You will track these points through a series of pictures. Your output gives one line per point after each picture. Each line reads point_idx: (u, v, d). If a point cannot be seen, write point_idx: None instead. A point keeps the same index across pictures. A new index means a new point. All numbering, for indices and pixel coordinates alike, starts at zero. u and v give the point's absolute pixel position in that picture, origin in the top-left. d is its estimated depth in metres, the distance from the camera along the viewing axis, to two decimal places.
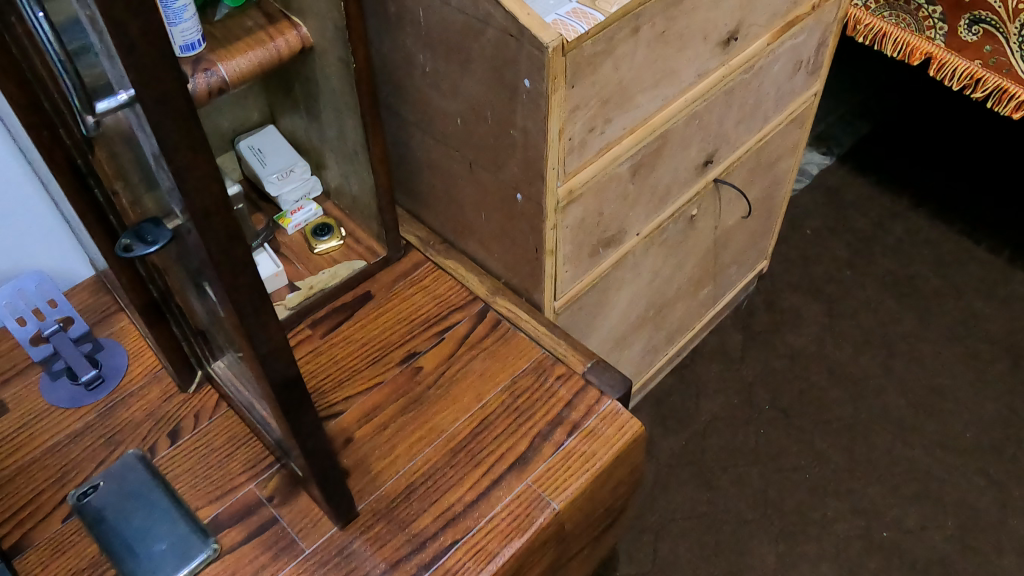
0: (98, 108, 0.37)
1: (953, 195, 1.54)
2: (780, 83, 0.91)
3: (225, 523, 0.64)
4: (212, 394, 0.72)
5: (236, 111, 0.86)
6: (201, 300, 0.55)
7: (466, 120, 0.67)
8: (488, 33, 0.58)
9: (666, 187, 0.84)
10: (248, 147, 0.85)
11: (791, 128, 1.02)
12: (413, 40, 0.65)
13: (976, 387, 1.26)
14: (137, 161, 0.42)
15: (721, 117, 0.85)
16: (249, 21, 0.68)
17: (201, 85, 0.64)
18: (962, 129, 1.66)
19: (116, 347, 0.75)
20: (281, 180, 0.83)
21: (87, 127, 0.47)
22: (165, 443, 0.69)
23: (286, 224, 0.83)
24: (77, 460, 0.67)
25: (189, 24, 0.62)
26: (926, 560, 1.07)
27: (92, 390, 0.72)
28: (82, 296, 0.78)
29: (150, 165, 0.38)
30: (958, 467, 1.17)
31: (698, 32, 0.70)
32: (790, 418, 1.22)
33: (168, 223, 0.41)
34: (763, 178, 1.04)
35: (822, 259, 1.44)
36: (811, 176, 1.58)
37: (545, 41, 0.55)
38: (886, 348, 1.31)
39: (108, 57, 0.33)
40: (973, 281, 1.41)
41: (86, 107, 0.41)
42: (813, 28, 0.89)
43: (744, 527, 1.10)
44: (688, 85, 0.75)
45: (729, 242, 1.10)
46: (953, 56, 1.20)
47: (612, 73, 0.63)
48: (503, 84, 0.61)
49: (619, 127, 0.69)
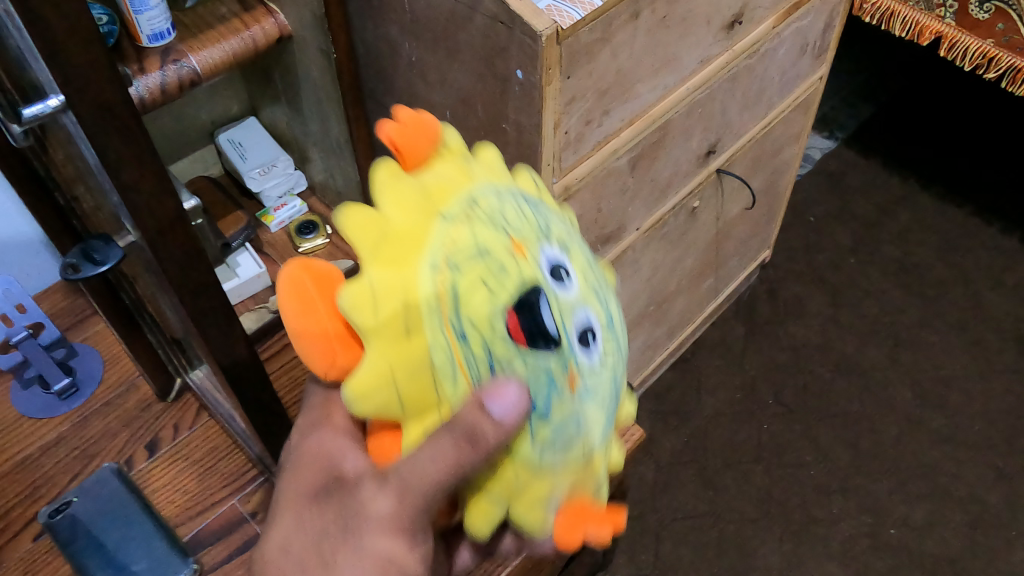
0: (26, 116, 0.34)
1: (960, 180, 1.50)
2: (785, 67, 0.87)
3: (206, 540, 0.61)
4: (193, 403, 0.68)
5: (215, 103, 0.82)
6: (166, 311, 0.52)
7: (455, 112, 0.63)
8: (477, 21, 0.54)
9: (667, 179, 0.80)
10: (227, 140, 0.82)
11: (795, 114, 0.98)
12: (397, 27, 0.61)
13: (984, 378, 1.23)
14: (83, 172, 0.39)
15: (724, 105, 0.81)
16: (222, 9, 0.64)
17: (171, 78, 0.59)
18: (969, 109, 1.62)
19: (91, 353, 0.71)
20: (264, 175, 0.80)
21: (16, 138, 0.43)
22: (143, 455, 0.65)
23: (269, 222, 0.79)
24: (49, 474, 0.64)
25: (157, 12, 0.58)
26: (935, 557, 1.05)
27: (66, 399, 0.68)
28: (55, 300, 0.75)
29: (95, 173, 0.35)
30: (966, 460, 1.14)
31: (701, 16, 0.66)
32: (794, 412, 1.19)
33: (118, 241, 0.40)
34: (766, 166, 1.00)
35: (826, 246, 1.40)
36: (813, 161, 1.54)
37: (538, 29, 0.50)
38: (892, 338, 1.28)
39: (34, 58, 0.29)
40: (981, 268, 1.37)
41: (13, 116, 0.37)
42: (820, 9, 0.85)
43: (748, 526, 1.08)
44: (691, 72, 0.71)
45: (732, 233, 1.06)
46: (964, 36, 1.16)
47: (610, 62, 0.59)
48: (494, 75, 0.57)
49: (617, 118, 0.65)
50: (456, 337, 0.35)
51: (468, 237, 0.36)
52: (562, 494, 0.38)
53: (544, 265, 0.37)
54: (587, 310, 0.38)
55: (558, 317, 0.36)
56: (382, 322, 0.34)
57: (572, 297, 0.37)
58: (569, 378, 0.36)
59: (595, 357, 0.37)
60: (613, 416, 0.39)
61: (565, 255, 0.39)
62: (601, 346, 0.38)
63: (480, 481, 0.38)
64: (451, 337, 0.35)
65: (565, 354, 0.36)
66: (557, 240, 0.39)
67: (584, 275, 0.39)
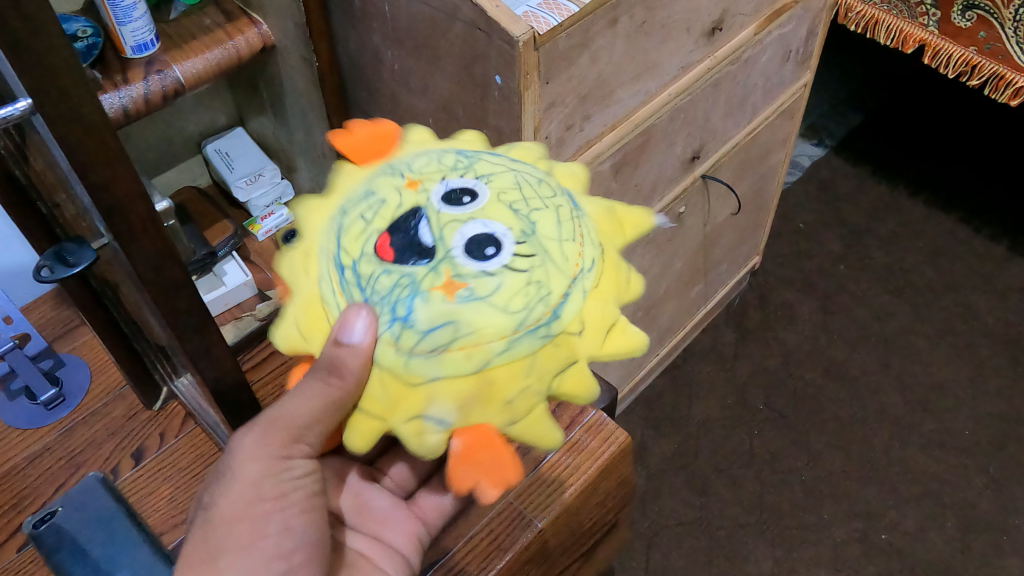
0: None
1: (948, 186, 1.51)
2: (769, 74, 0.88)
3: None
4: (179, 411, 0.68)
5: (201, 114, 0.83)
6: (147, 316, 0.52)
7: (438, 119, 0.64)
8: (456, 28, 0.55)
9: (652, 184, 0.81)
10: (214, 151, 0.83)
11: (779, 121, 0.98)
12: (380, 36, 0.62)
13: (974, 382, 1.24)
14: (58, 179, 0.41)
15: (707, 111, 0.81)
16: (206, 20, 0.65)
17: (154, 88, 0.60)
18: (957, 116, 1.64)
19: (78, 363, 0.72)
20: (250, 185, 0.82)
21: None
22: (130, 464, 0.65)
23: (255, 230, 0.80)
24: (35, 484, 0.64)
25: (141, 24, 0.59)
26: (927, 563, 1.05)
27: (52, 409, 0.68)
28: (42, 311, 0.75)
29: (65, 173, 0.36)
30: (956, 465, 1.14)
31: (680, 23, 0.67)
32: (785, 419, 1.19)
33: (92, 243, 0.43)
34: (752, 173, 1.01)
35: (816, 252, 1.41)
36: (802, 168, 1.55)
37: (515, 34, 0.51)
38: (882, 343, 1.28)
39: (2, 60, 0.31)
40: (970, 273, 1.38)
41: None
42: (802, 17, 0.86)
43: (739, 531, 1.08)
44: (671, 78, 0.72)
45: (720, 238, 1.07)
46: (948, 44, 1.16)
47: (589, 67, 0.60)
48: (474, 81, 0.57)
49: (599, 123, 0.66)
50: (338, 236, 0.39)
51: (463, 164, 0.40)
52: (442, 406, 0.36)
53: (438, 193, 0.38)
54: (484, 223, 0.37)
55: (429, 222, 0.37)
56: (299, 232, 0.41)
57: (461, 212, 0.37)
58: (439, 285, 0.35)
59: (490, 260, 0.36)
60: (524, 327, 0.36)
61: (476, 181, 0.38)
62: (502, 246, 0.36)
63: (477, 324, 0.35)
64: (332, 259, 0.38)
65: (439, 261, 0.36)
66: (470, 172, 0.39)
67: (499, 194, 0.38)
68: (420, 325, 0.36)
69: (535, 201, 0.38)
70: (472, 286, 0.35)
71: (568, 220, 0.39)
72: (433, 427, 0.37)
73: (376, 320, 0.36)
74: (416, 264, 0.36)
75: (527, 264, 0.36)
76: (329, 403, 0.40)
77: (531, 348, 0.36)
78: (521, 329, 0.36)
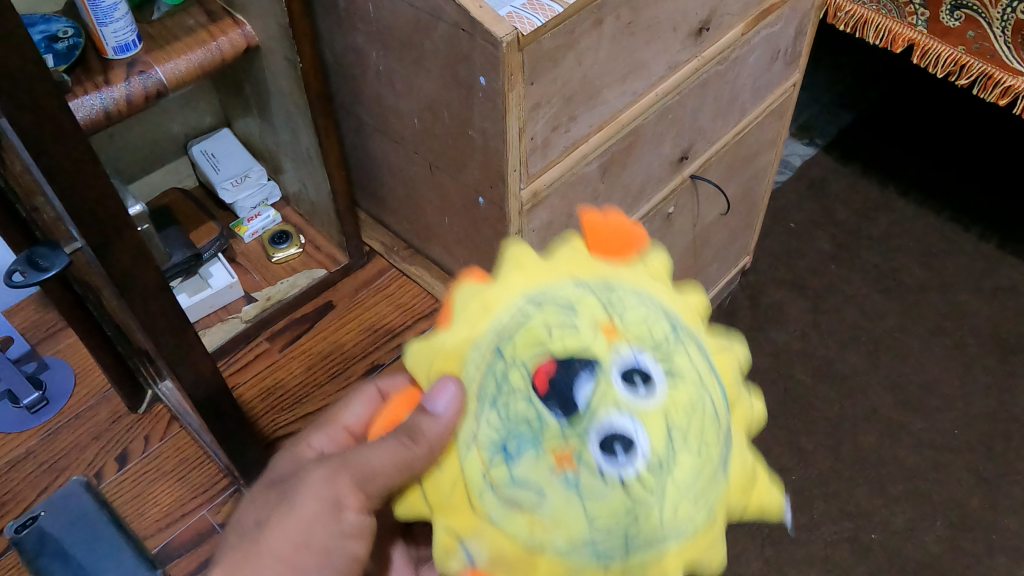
0: None
1: (938, 186, 1.51)
2: (757, 74, 0.88)
3: (176, 551, 0.61)
4: (164, 414, 0.68)
5: (187, 115, 0.83)
6: (128, 320, 0.52)
7: (423, 120, 0.64)
8: (440, 28, 0.54)
9: (640, 184, 0.81)
10: (200, 153, 0.83)
11: (768, 121, 0.98)
12: (364, 37, 0.61)
13: (964, 381, 1.24)
14: (33, 182, 0.41)
15: (695, 111, 0.81)
16: (189, 20, 0.65)
17: (136, 89, 0.59)
18: (947, 116, 1.64)
19: (61, 366, 0.71)
20: (236, 186, 0.82)
21: None
22: (114, 467, 0.65)
23: (242, 232, 0.82)
24: (18, 488, 0.64)
25: (123, 24, 0.59)
26: (917, 562, 1.05)
27: (36, 413, 0.68)
28: (25, 314, 0.74)
29: (38, 174, 0.36)
30: (946, 464, 1.15)
31: (667, 23, 0.67)
32: (775, 419, 1.19)
33: (63, 248, 0.42)
34: (741, 173, 1.01)
35: (807, 252, 1.41)
36: (793, 168, 1.55)
37: (499, 35, 0.50)
38: (873, 342, 1.28)
39: None
40: (959, 272, 1.38)
41: None
42: (790, 17, 0.86)
43: (729, 531, 1.07)
44: (658, 78, 0.72)
45: (710, 238, 1.07)
46: (937, 43, 1.17)
47: (574, 68, 0.59)
48: (458, 82, 0.57)
49: (585, 124, 0.65)
50: (518, 323, 0.42)
51: (644, 332, 0.41)
52: (479, 547, 0.40)
53: (621, 364, 0.40)
54: (636, 428, 0.38)
55: (595, 385, 0.39)
56: (498, 273, 0.45)
57: (629, 398, 0.39)
58: (558, 452, 0.38)
59: (616, 464, 0.38)
60: (597, 541, 0.38)
61: (662, 373, 0.40)
62: (633, 458, 0.38)
63: (560, 514, 0.38)
64: (495, 345, 0.42)
65: (574, 429, 0.38)
66: (665, 356, 0.41)
67: (671, 407, 0.39)
68: (518, 474, 0.39)
69: (694, 441, 0.39)
70: (581, 479, 0.38)
71: (707, 477, 0.39)
72: (461, 554, 0.40)
73: (484, 435, 0.40)
74: (553, 415, 0.39)
75: (641, 496, 0.38)
76: (402, 470, 0.41)
77: (586, 568, 0.38)
78: (592, 544, 0.38)
